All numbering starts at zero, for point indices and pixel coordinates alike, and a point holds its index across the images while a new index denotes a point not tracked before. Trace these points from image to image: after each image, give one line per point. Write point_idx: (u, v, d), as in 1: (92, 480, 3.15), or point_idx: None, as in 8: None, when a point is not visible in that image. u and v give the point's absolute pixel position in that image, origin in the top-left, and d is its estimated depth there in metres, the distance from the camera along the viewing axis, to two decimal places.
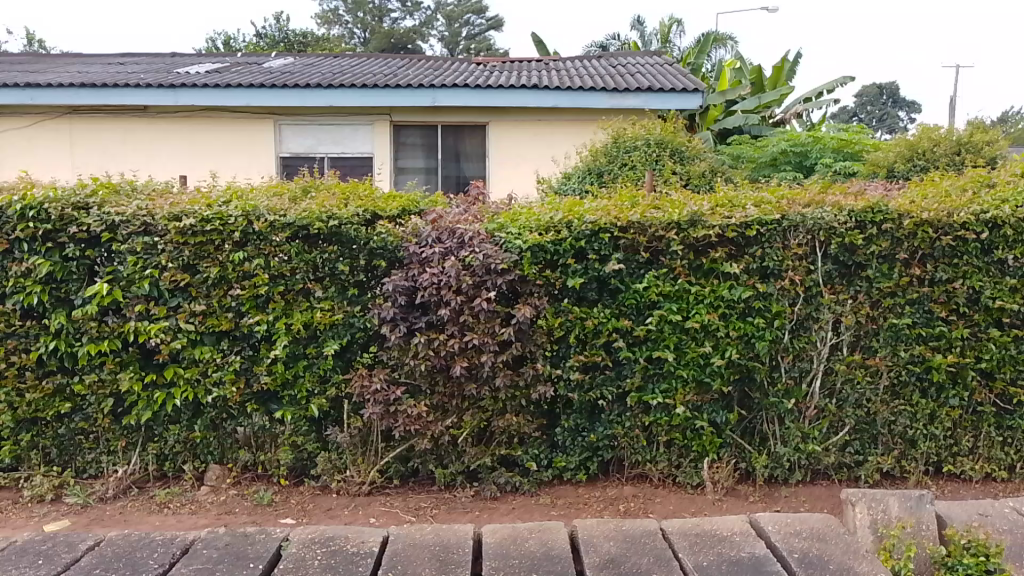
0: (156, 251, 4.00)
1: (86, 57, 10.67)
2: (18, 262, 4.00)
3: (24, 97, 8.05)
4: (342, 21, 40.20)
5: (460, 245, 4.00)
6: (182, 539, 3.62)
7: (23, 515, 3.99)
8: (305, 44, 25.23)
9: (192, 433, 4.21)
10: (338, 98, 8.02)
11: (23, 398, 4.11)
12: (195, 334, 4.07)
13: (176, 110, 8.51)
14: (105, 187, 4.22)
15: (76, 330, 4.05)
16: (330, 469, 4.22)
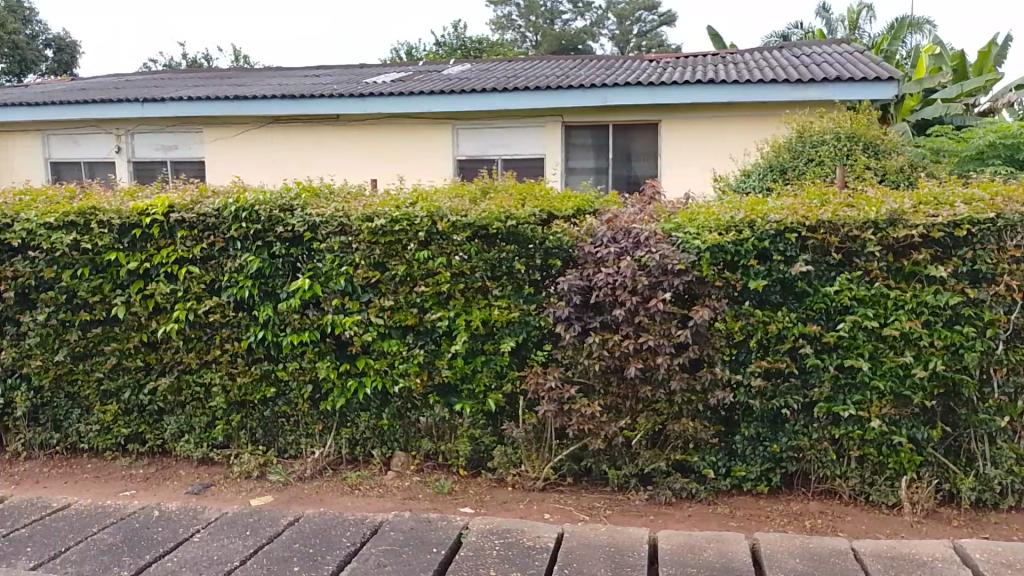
0: (351, 250, 4.30)
1: (283, 70, 11.61)
2: (232, 259, 4.44)
3: (233, 108, 8.92)
4: (514, 26, 41.10)
5: (636, 245, 3.97)
6: (371, 521, 3.86)
7: (233, 488, 4.42)
8: (480, 51, 26.18)
9: (380, 421, 4.47)
10: (512, 102, 8.21)
11: (234, 381, 4.55)
12: (384, 328, 4.33)
13: (364, 118, 9.09)
14: (306, 191, 4.58)
15: (280, 321, 4.43)
16: (506, 463, 4.32)
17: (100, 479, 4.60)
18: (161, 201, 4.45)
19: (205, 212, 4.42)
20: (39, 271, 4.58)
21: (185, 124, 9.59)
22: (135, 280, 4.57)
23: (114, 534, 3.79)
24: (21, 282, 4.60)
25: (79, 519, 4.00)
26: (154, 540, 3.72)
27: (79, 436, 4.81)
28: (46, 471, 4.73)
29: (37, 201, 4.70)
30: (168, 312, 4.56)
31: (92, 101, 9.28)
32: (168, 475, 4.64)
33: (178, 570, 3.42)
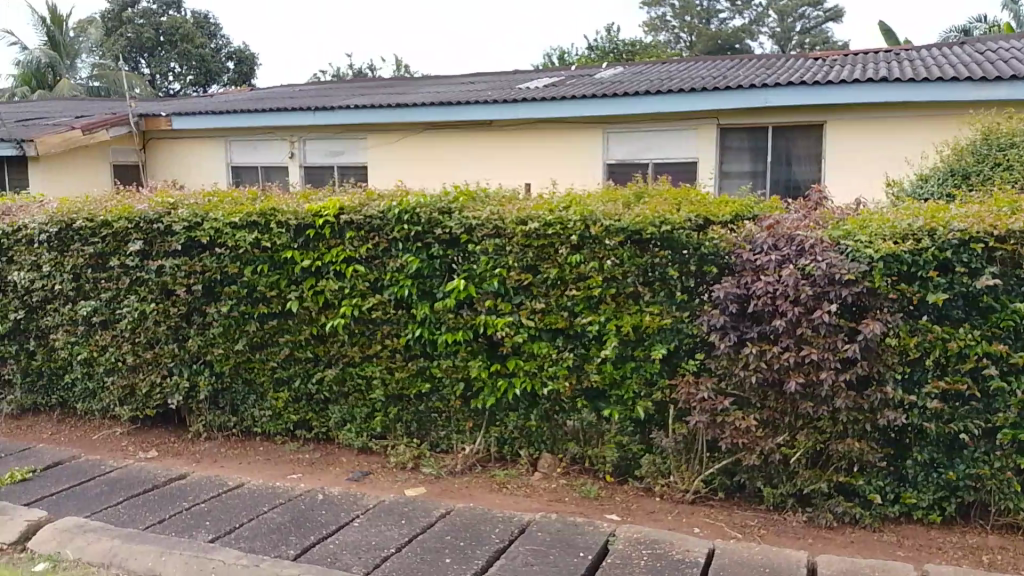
0: (504, 252, 4.39)
1: (442, 78, 12.03)
2: (393, 259, 4.67)
3: (395, 116, 9.39)
4: (668, 27, 40.28)
5: (799, 253, 3.81)
6: (519, 519, 3.93)
7: (390, 478, 4.65)
8: (633, 53, 25.92)
9: (528, 422, 4.53)
10: (665, 104, 8.08)
11: (393, 376, 4.78)
12: (535, 330, 4.39)
13: (517, 123, 9.26)
14: (463, 195, 4.71)
15: (436, 320, 4.61)
16: (655, 472, 4.25)
17: (271, 461, 4.97)
18: (332, 203, 4.74)
19: (370, 214, 4.67)
20: (224, 266, 5.01)
21: (351, 130, 10.18)
22: (307, 277, 4.90)
23: (283, 514, 4.08)
24: (209, 276, 5.05)
25: (252, 498, 4.34)
26: (318, 522, 3.98)
27: (253, 421, 5.21)
28: (223, 451, 5.16)
29: (223, 202, 5.12)
30: (335, 307, 4.86)
31: (269, 110, 10.05)
32: (331, 461, 4.94)
33: (338, 552, 3.62)
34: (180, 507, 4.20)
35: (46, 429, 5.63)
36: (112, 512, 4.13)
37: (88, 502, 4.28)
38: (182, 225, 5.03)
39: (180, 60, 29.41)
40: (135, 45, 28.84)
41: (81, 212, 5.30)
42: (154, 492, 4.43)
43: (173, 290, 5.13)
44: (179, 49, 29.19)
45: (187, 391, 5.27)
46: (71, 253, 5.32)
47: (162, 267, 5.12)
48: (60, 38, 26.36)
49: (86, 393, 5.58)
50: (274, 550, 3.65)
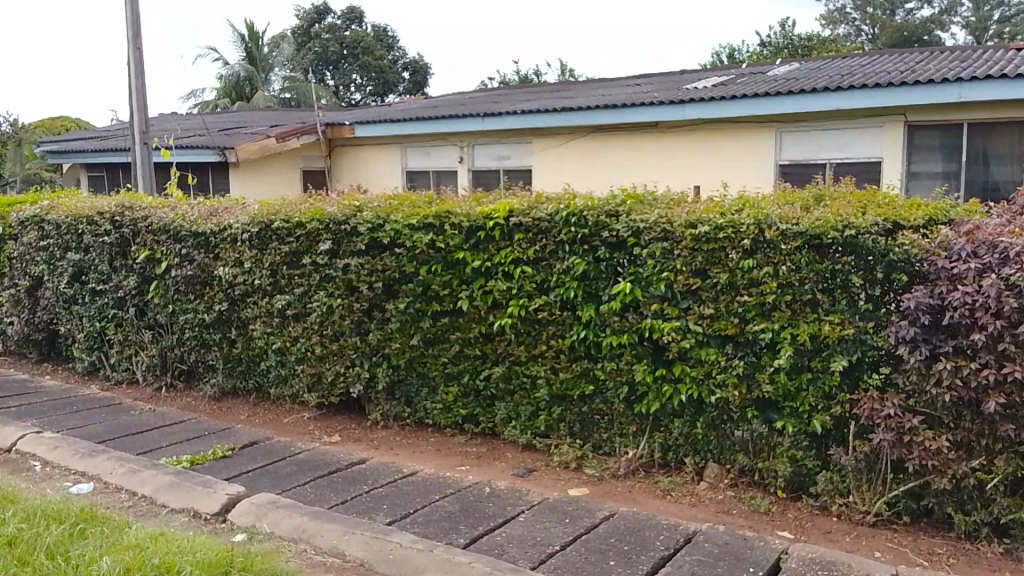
0: (672, 256, 4.34)
1: (608, 81, 12.04)
2: (560, 261, 4.75)
3: (561, 119, 9.55)
4: (849, 20, 37.96)
5: (1002, 262, 3.52)
6: (684, 528, 3.88)
7: (554, 476, 4.73)
8: (810, 48, 24.61)
9: (694, 429, 4.45)
10: (846, 101, 7.63)
11: (558, 376, 4.86)
12: (703, 336, 4.30)
13: (684, 124, 9.09)
14: (631, 198, 4.70)
15: (602, 322, 4.64)
16: (831, 491, 4.03)
17: (441, 452, 5.20)
18: (502, 206, 4.91)
19: (539, 217, 4.78)
20: (402, 266, 5.32)
21: (518, 134, 10.44)
22: (478, 277, 5.09)
23: (453, 504, 4.27)
24: (388, 274, 5.38)
25: (424, 486, 4.57)
26: (485, 514, 4.13)
27: (426, 412, 5.49)
28: (398, 439, 5.47)
29: (403, 205, 5.43)
30: (503, 307, 5.01)
31: (442, 117, 10.54)
32: (497, 456, 5.10)
33: (505, 545, 3.74)
34: (360, 490, 4.51)
35: (243, 411, 6.21)
36: (300, 491, 4.50)
37: (282, 480, 4.70)
38: (367, 226, 5.39)
39: (360, 71, 31.43)
40: (321, 59, 31.16)
41: (279, 214, 5.81)
42: (337, 475, 4.78)
43: (357, 287, 5.51)
44: (360, 61, 31.21)
45: (367, 381, 5.64)
46: (269, 251, 5.84)
47: (347, 265, 5.52)
48: (257, 54, 28.98)
49: (279, 380, 6.10)
50: (445, 537, 3.83)
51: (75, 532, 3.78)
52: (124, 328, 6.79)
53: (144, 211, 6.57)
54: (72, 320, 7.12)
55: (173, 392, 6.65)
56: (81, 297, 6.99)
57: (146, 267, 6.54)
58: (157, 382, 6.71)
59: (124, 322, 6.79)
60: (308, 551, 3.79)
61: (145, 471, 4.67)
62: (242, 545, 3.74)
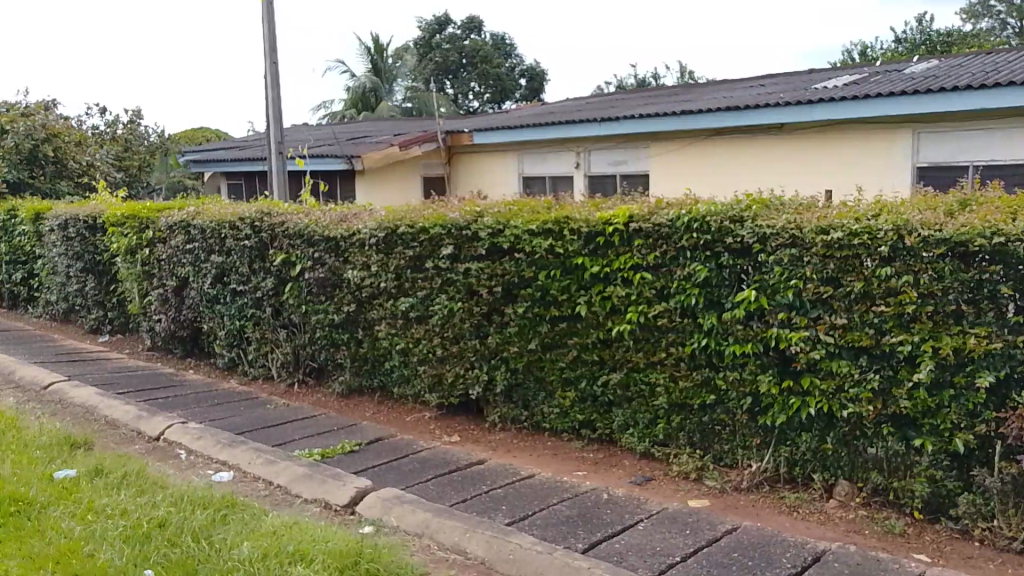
0: (802, 263, 4.19)
1: (729, 83, 11.74)
2: (681, 267, 4.67)
3: (680, 122, 9.41)
4: (993, 12, 35.32)
5: None
6: (811, 546, 3.74)
7: (673, 487, 4.65)
8: (950, 44, 23.09)
9: (823, 445, 4.25)
10: (991, 100, 7.08)
11: (677, 384, 4.77)
12: (834, 347, 4.12)
13: (811, 126, 8.75)
14: (756, 202, 4.57)
15: (725, 330, 4.53)
16: (974, 514, 3.77)
17: (559, 457, 5.22)
18: (622, 211, 4.89)
19: (660, 223, 4.72)
20: (521, 271, 5.39)
21: (635, 139, 10.36)
22: (596, 282, 5.09)
23: (572, 508, 4.29)
24: (508, 279, 5.46)
25: (541, 489, 4.62)
26: (604, 521, 4.11)
27: (542, 417, 5.52)
28: (516, 442, 5.54)
29: (523, 210, 5.50)
30: (622, 313, 4.98)
31: (559, 123, 10.60)
32: (615, 463, 5.07)
33: (625, 552, 3.72)
34: (480, 490, 4.61)
35: (369, 408, 6.47)
36: (423, 487, 4.65)
37: (405, 477, 4.86)
38: (487, 231, 5.51)
39: (479, 80, 32.08)
40: (441, 69, 32.03)
41: (404, 219, 6.02)
42: (456, 474, 4.90)
43: (477, 290, 5.63)
44: (479, 70, 31.91)
45: (485, 384, 5.75)
46: (395, 255, 6.07)
47: (468, 269, 5.66)
48: (382, 66, 30.12)
49: (402, 379, 6.31)
50: (564, 541, 3.86)
51: (217, 518, 4.05)
52: (261, 326, 7.23)
53: (281, 217, 6.97)
54: (215, 318, 7.63)
55: (305, 388, 7.03)
56: (223, 297, 7.49)
57: (282, 269, 6.94)
58: (291, 378, 7.10)
59: (261, 321, 7.24)
60: (431, 547, 3.91)
61: (280, 462, 4.95)
62: (370, 537, 3.90)
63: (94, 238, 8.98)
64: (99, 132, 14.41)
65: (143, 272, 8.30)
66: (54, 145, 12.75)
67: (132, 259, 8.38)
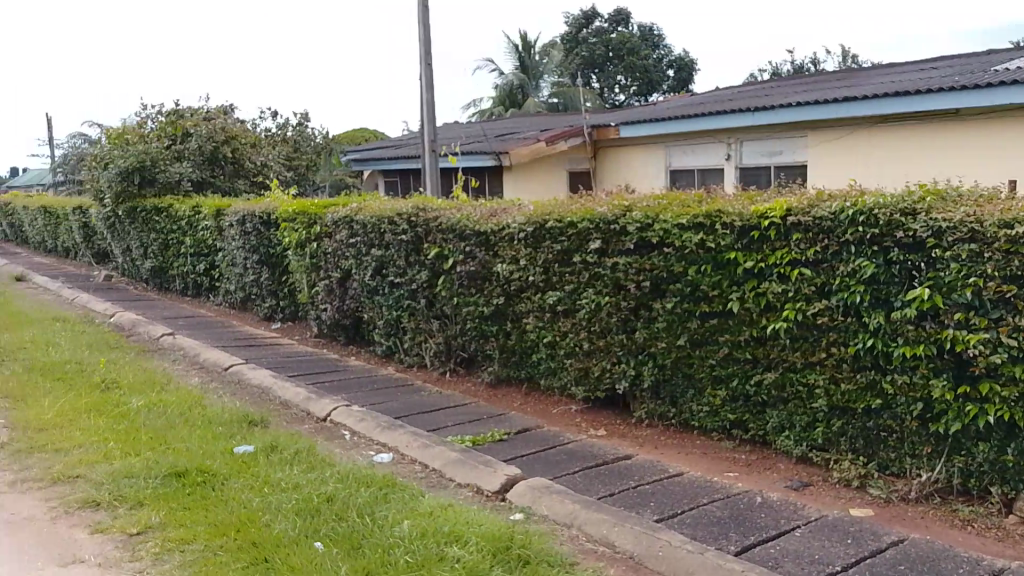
0: (982, 260, 3.87)
1: (898, 66, 10.92)
2: (845, 263, 4.44)
3: (841, 110, 8.96)
4: None
5: None
6: (988, 564, 3.50)
7: (832, 493, 4.45)
8: None
9: (1002, 456, 3.91)
10: None
11: (838, 386, 4.54)
12: (1019, 352, 3.78)
13: (992, 110, 7.98)
14: (931, 194, 4.25)
15: (893, 331, 4.25)
16: None
17: (708, 456, 5.11)
18: (779, 204, 4.70)
19: (822, 215, 4.50)
20: (671, 266, 5.31)
21: (792, 129, 9.90)
22: (750, 278, 4.93)
23: (723, 509, 4.19)
24: (657, 274, 5.40)
25: (691, 487, 4.55)
26: (757, 524, 3.99)
27: (691, 414, 5.40)
28: (664, 439, 5.47)
29: (673, 204, 5.41)
30: (777, 310, 4.80)
31: (709, 114, 10.33)
32: (768, 466, 4.90)
33: (779, 558, 3.60)
34: (628, 484, 4.60)
35: (516, 398, 6.62)
36: (570, 479, 4.70)
37: (554, 467, 4.95)
38: (636, 226, 5.47)
39: (626, 72, 31.66)
40: (588, 63, 31.95)
41: (553, 214, 6.10)
42: (603, 468, 4.92)
43: (625, 285, 5.61)
44: (626, 63, 31.64)
45: (633, 379, 5.71)
46: (543, 249, 6.16)
47: (616, 263, 5.64)
48: (529, 62, 30.45)
49: (549, 371, 6.40)
50: (715, 542, 3.78)
51: (379, 496, 4.30)
52: (416, 316, 7.57)
53: (436, 213, 7.26)
54: (374, 308, 8.08)
55: (456, 376, 7.30)
56: (381, 289, 7.90)
57: (436, 263, 7.23)
58: (443, 367, 7.39)
59: (416, 311, 7.58)
60: (580, 538, 3.95)
61: (435, 447, 5.18)
62: (521, 524, 4.01)
63: (268, 233, 9.75)
64: (270, 133, 15.56)
65: (311, 264, 8.92)
66: (232, 146, 13.92)
67: (302, 252, 9.03)
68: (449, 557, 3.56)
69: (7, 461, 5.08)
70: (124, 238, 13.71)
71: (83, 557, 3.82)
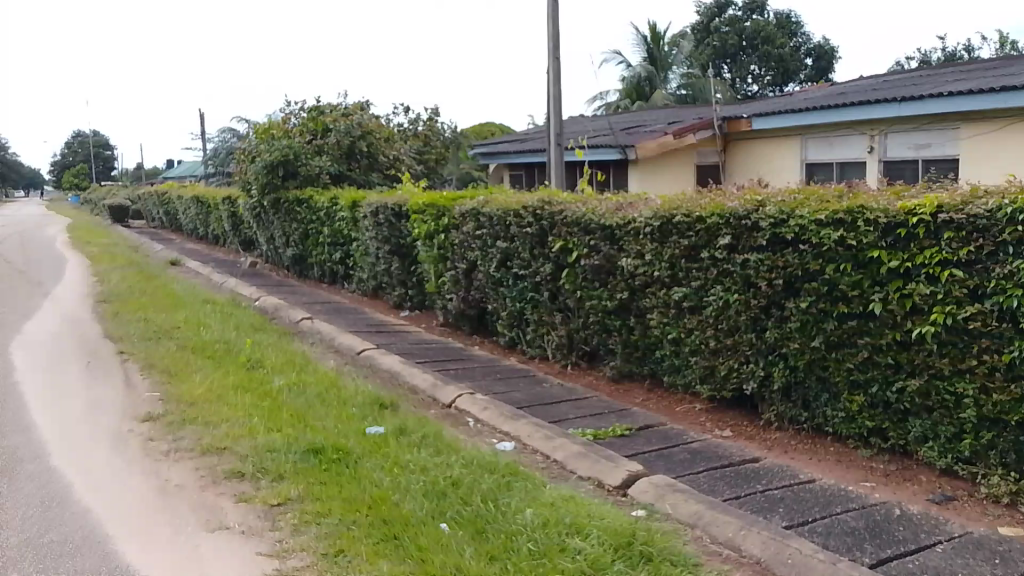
0: None
1: None
2: (1001, 265, 4.15)
3: (999, 101, 8.25)
4: None
5: None
6: None
7: (980, 510, 4.16)
8: None
9: None
10: None
11: (989, 396, 4.24)
12: None
13: None
14: None
15: None
16: None
17: (842, 464, 4.87)
18: (929, 200, 4.42)
19: (976, 213, 4.21)
20: (806, 264, 5.09)
21: (941, 120, 9.22)
22: (894, 278, 4.65)
23: (857, 519, 4.00)
24: (790, 271, 5.19)
25: (823, 495, 4.35)
26: (895, 537, 3.79)
27: (825, 419, 5.16)
28: (794, 444, 5.26)
29: (810, 199, 5.17)
30: (924, 314, 4.50)
31: (850, 105, 9.79)
32: (909, 477, 4.61)
33: None
34: (754, 488, 4.47)
35: (639, 394, 6.56)
36: (694, 479, 4.62)
37: (676, 466, 4.87)
38: (769, 221, 5.27)
39: (760, 63, 30.81)
40: (720, 53, 31.09)
41: (681, 208, 5.98)
42: (729, 469, 4.79)
43: (755, 283, 5.43)
44: (761, 52, 30.56)
45: (762, 380, 5.52)
46: (669, 244, 6.05)
47: (747, 260, 5.47)
48: (658, 54, 29.62)
49: (673, 369, 6.29)
50: (848, 553, 3.62)
51: (503, 483, 4.39)
52: (540, 309, 7.65)
53: (561, 206, 7.29)
54: (499, 299, 8.22)
55: (578, 370, 7.32)
56: (506, 280, 8.03)
57: (561, 256, 7.27)
58: (564, 360, 7.43)
59: (540, 304, 7.65)
60: (704, 539, 3.88)
61: (556, 439, 5.22)
62: (643, 521, 3.98)
63: (399, 224, 10.12)
64: (403, 128, 16.08)
65: (439, 255, 9.20)
66: (367, 141, 14.54)
67: (430, 243, 9.32)
68: (571, 548, 3.59)
69: (165, 431, 5.55)
70: (268, 228, 14.63)
71: (230, 524, 4.13)
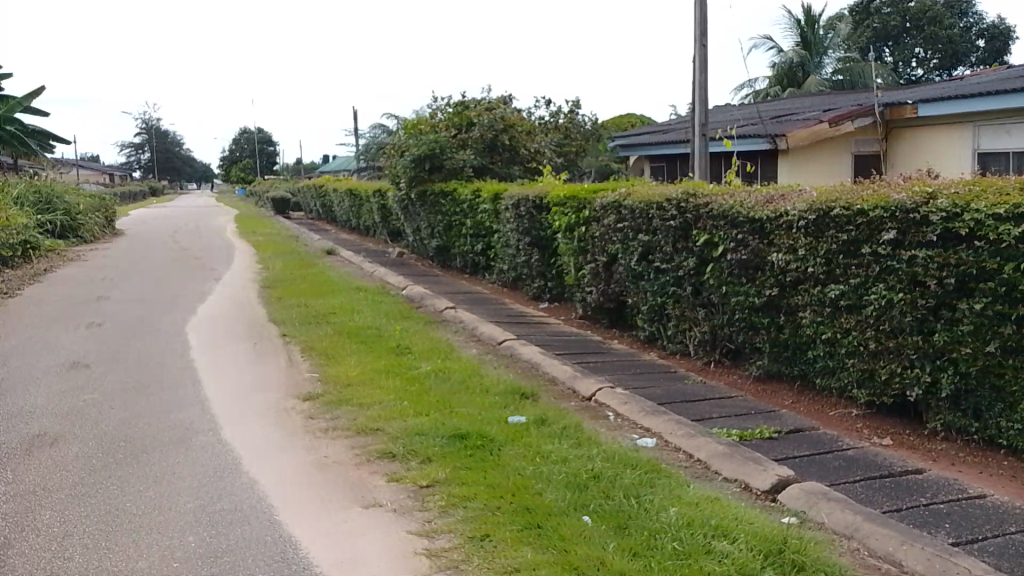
0: None
1: None
2: None
3: None
4: None
5: None
6: None
7: None
8: None
9: None
10: None
11: None
12: None
13: None
14: None
15: None
16: None
17: (1019, 481, 4.44)
18: None
19: None
20: (983, 261, 4.69)
21: None
22: None
23: None
24: (963, 269, 4.79)
25: (997, 513, 3.99)
26: None
27: (999, 431, 4.72)
28: (962, 456, 4.85)
29: (987, 190, 4.78)
30: None
31: None
32: None
33: None
34: (917, 501, 4.16)
35: (787, 397, 6.27)
36: (849, 488, 4.37)
37: (829, 473, 4.63)
38: (940, 215, 4.89)
39: (926, 45, 28.56)
40: (881, 35, 29.04)
41: (839, 201, 5.66)
42: (887, 480, 4.49)
43: (922, 281, 5.05)
44: (927, 33, 28.32)
45: (928, 386, 5.11)
46: (825, 239, 5.73)
47: (914, 256, 5.09)
48: (811, 37, 27.89)
49: (827, 371, 5.96)
50: None
51: (645, 479, 4.34)
52: (681, 304, 7.47)
53: (707, 198, 7.08)
54: (639, 293, 8.11)
55: (722, 368, 7.10)
56: (647, 274, 7.90)
57: (705, 250, 7.06)
58: (707, 357, 7.23)
59: (682, 299, 7.48)
60: (861, 552, 3.66)
61: (700, 437, 5.09)
62: (794, 528, 3.81)
63: (540, 216, 10.20)
64: (545, 121, 16.19)
65: (579, 248, 9.19)
66: (510, 134, 14.77)
67: (571, 236, 9.34)
68: (717, 551, 3.49)
69: (323, 410, 5.91)
70: (414, 220, 15.21)
71: (382, 502, 4.34)
